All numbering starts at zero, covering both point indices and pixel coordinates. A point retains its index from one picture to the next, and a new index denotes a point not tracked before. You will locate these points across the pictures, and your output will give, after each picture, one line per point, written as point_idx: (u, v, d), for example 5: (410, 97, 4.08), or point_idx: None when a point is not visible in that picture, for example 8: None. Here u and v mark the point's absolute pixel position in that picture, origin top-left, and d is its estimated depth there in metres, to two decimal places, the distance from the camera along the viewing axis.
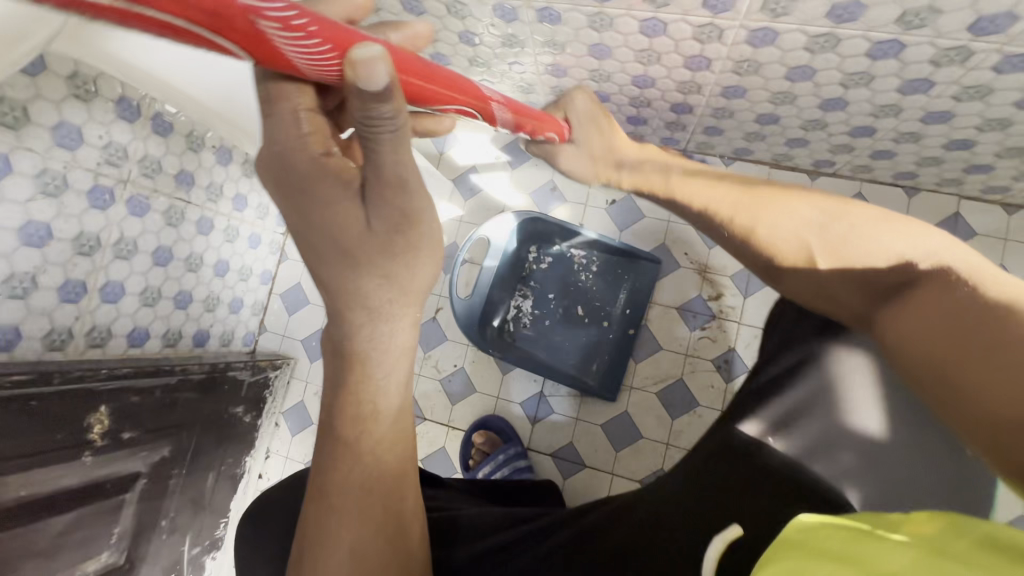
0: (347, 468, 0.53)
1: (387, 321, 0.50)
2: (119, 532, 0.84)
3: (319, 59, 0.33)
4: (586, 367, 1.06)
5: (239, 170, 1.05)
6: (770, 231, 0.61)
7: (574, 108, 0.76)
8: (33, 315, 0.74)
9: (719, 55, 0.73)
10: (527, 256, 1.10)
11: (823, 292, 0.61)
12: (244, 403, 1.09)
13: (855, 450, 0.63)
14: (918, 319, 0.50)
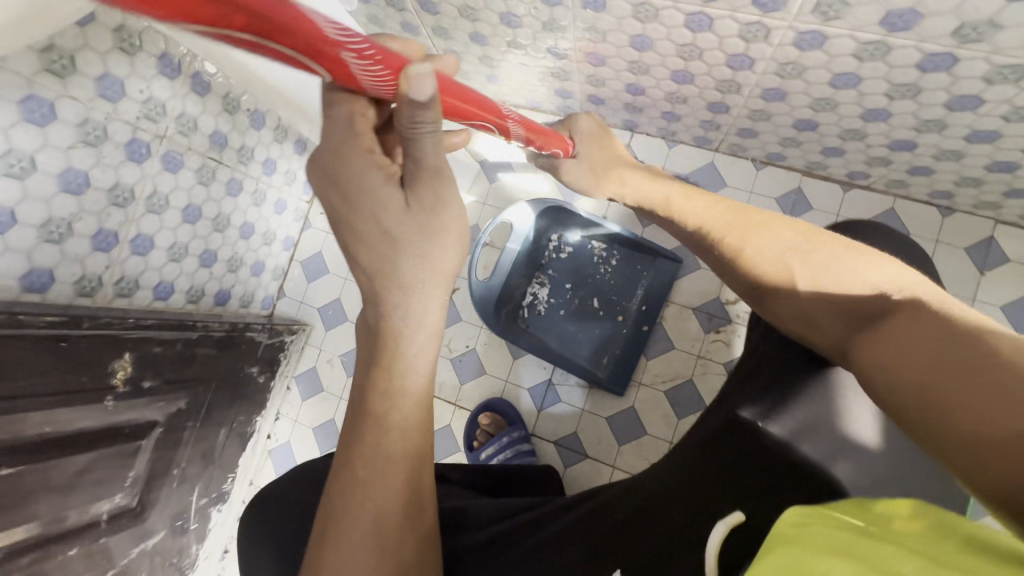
0: (372, 446, 0.52)
1: (421, 297, 0.51)
2: (133, 477, 0.87)
3: (378, 80, 0.40)
4: (597, 358, 1.07)
5: (270, 135, 1.06)
6: (758, 254, 0.59)
7: (580, 131, 0.83)
8: (67, 261, 0.75)
9: (763, 55, 0.71)
10: (547, 244, 1.10)
11: (806, 323, 0.56)
12: (259, 363, 1.12)
13: (853, 450, 0.63)
14: (895, 350, 0.43)
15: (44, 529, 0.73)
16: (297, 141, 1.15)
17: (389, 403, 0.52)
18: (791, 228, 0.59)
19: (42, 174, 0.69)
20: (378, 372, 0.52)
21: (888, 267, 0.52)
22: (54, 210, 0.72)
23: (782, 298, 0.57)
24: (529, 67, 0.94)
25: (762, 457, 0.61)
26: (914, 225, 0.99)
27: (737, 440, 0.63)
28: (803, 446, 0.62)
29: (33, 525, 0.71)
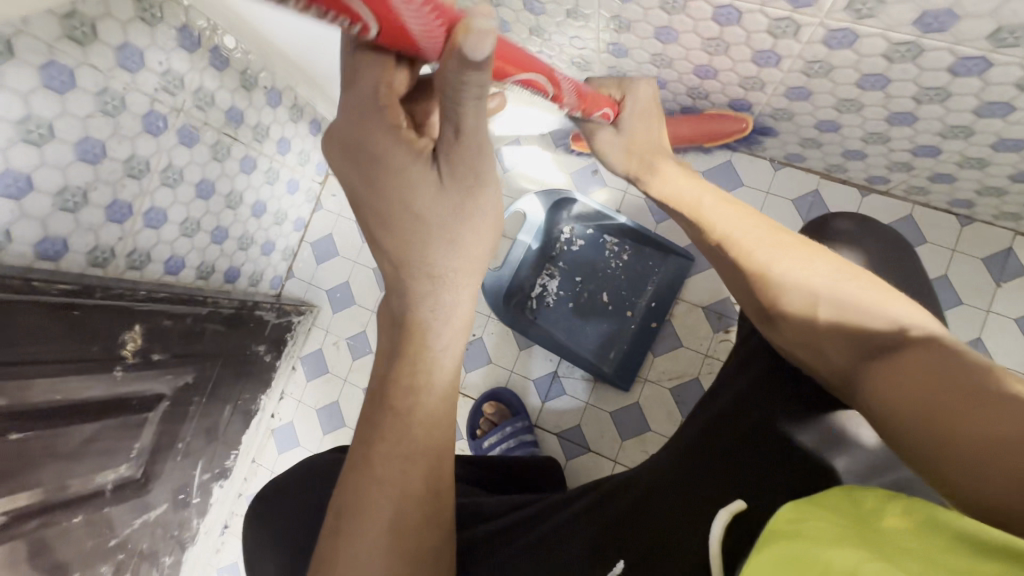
0: (395, 439, 0.51)
1: (451, 291, 0.52)
2: (138, 448, 0.87)
3: (429, 27, 0.35)
4: (603, 353, 1.06)
5: (286, 114, 1.05)
6: (784, 274, 0.53)
7: (637, 98, 0.68)
8: (81, 231, 0.75)
9: (791, 51, 0.70)
10: (560, 236, 1.09)
11: (812, 347, 0.53)
12: (266, 342, 1.12)
13: (851, 445, 0.58)
14: (904, 380, 0.43)
15: (49, 496, 0.74)
16: (313, 122, 1.14)
17: (411, 393, 0.52)
18: (815, 249, 0.54)
19: (59, 142, 0.69)
20: (403, 362, 0.52)
21: (904, 301, 0.49)
22: (69, 178, 0.71)
23: (795, 321, 0.53)
24: (549, 55, 0.93)
25: (764, 443, 0.59)
26: (932, 233, 0.97)
27: (739, 427, 0.61)
28: (800, 434, 0.59)
29: (38, 491, 0.72)
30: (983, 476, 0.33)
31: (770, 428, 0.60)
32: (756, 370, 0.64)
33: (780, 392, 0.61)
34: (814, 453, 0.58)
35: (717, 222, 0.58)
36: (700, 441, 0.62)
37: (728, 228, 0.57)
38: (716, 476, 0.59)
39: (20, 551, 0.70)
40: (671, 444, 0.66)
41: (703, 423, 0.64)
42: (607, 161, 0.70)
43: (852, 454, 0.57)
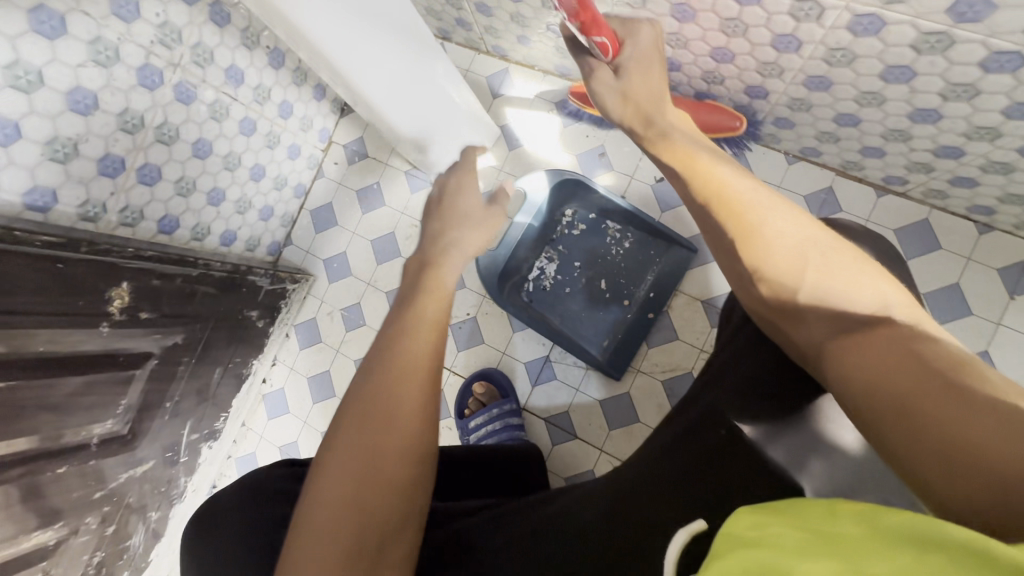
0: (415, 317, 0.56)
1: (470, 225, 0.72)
2: (125, 405, 0.88)
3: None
4: (598, 341, 1.05)
5: (289, 77, 1.03)
6: (775, 236, 0.46)
7: (638, 41, 0.56)
8: (71, 183, 0.74)
9: (813, 37, 0.66)
10: (561, 218, 1.07)
11: (789, 315, 0.48)
12: (259, 308, 1.12)
13: (829, 451, 0.55)
14: (885, 366, 0.39)
15: (44, 443, 0.75)
16: (317, 87, 1.12)
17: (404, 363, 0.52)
18: (805, 214, 0.48)
19: (49, 90, 0.68)
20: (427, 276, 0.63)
21: (881, 278, 0.45)
22: (60, 128, 0.70)
23: (775, 290, 0.48)
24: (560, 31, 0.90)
25: (743, 453, 0.55)
26: (947, 239, 0.93)
27: (712, 435, 0.57)
28: (770, 450, 0.55)
29: (34, 438, 0.74)
30: (957, 479, 0.31)
31: (741, 436, 0.56)
32: (728, 381, 0.60)
33: (758, 402, 0.57)
34: (787, 467, 0.54)
35: (711, 174, 0.50)
36: (674, 451, 0.58)
37: (726, 179, 0.49)
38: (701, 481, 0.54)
39: (13, 494, 0.72)
40: (642, 456, 0.62)
41: (673, 435, 0.60)
42: (601, 107, 0.58)
43: (817, 456, 0.55)
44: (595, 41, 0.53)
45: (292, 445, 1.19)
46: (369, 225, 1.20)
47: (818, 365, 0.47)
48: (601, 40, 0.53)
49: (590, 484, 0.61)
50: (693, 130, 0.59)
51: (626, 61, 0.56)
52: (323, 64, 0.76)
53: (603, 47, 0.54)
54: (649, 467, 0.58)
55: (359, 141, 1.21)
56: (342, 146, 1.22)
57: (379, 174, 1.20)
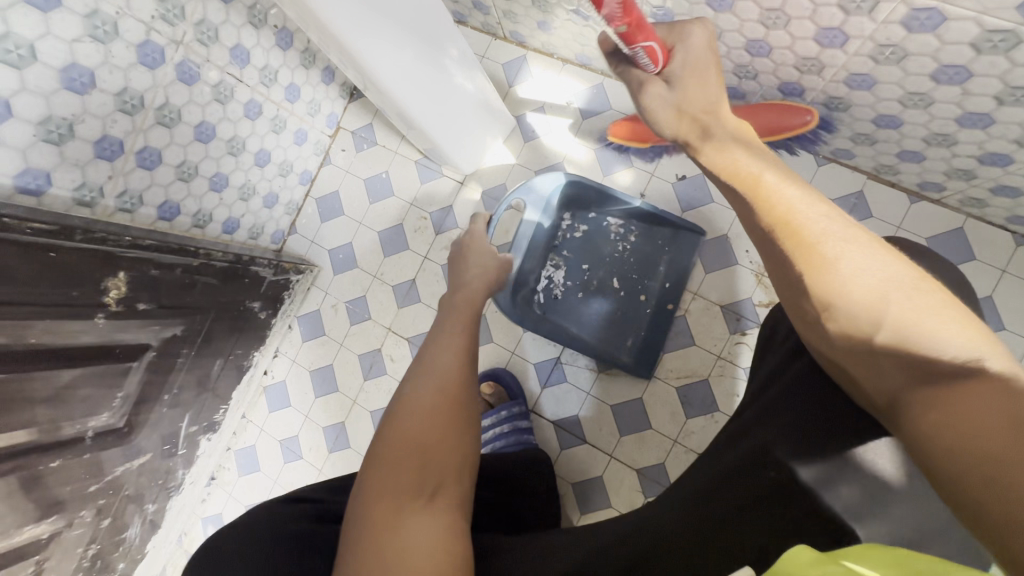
0: (442, 356, 0.61)
1: (473, 275, 0.79)
2: (122, 397, 0.85)
3: None
4: (618, 342, 1.01)
5: (297, 59, 0.99)
6: (851, 274, 0.43)
7: (690, 46, 0.52)
8: (66, 165, 0.70)
9: (861, 32, 0.62)
10: (561, 223, 1.05)
11: (862, 358, 0.45)
12: (261, 299, 1.08)
13: (870, 484, 0.52)
14: (961, 411, 0.38)
15: (40, 436, 0.73)
16: (325, 70, 1.08)
17: (435, 367, 0.60)
18: (887, 249, 0.44)
19: (42, 65, 0.63)
20: (445, 326, 0.68)
21: (975, 324, 0.41)
22: (54, 107, 0.66)
23: (846, 331, 0.45)
24: (585, 17, 0.85)
25: (796, 496, 0.52)
26: (983, 250, 0.89)
27: (761, 478, 0.53)
28: (825, 495, 0.51)
29: (31, 431, 0.71)
30: None
31: (796, 478, 0.52)
32: (781, 418, 0.56)
33: (816, 443, 0.53)
34: (843, 514, 0.50)
35: (778, 200, 0.46)
36: (717, 489, 0.54)
37: (793, 208, 0.45)
38: (750, 524, 0.51)
39: (7, 486, 0.70)
40: (678, 490, 0.58)
41: (714, 470, 0.56)
42: (651, 122, 0.53)
43: (856, 488, 0.51)
44: (641, 47, 0.48)
45: (293, 439, 1.16)
46: (377, 216, 1.16)
47: (895, 415, 0.45)
48: (648, 46, 0.48)
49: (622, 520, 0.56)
50: (749, 133, 0.54)
51: (676, 71, 0.52)
52: (334, 47, 0.71)
53: (649, 54, 0.49)
54: (685, 497, 0.56)
55: (368, 127, 1.17)
56: (350, 132, 1.18)
57: (388, 163, 1.16)
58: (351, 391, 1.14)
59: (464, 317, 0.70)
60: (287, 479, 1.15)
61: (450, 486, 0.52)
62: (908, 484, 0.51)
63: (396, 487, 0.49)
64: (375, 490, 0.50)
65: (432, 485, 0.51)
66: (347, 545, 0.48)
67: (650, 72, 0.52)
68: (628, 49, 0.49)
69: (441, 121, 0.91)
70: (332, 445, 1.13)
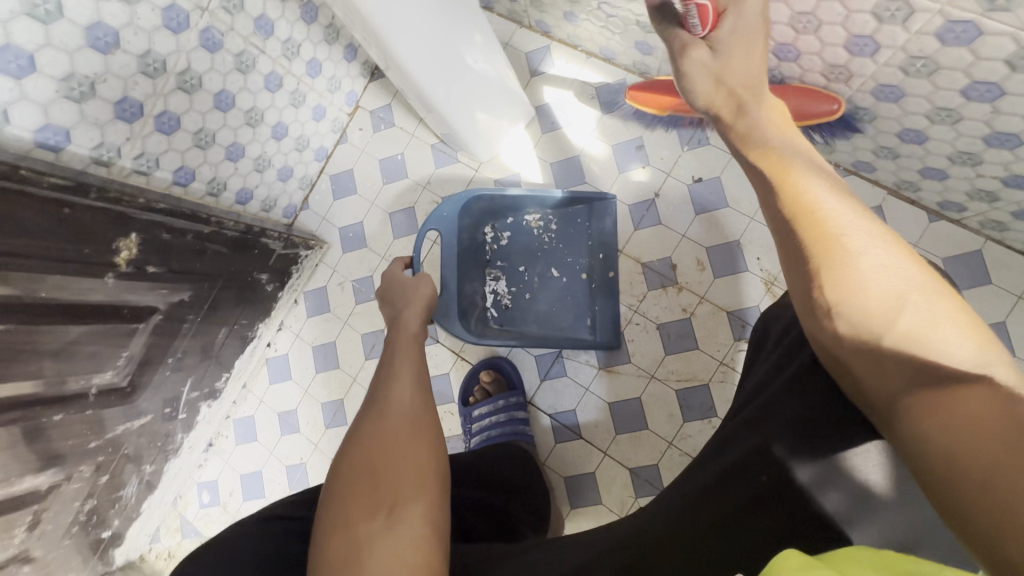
0: (396, 383, 0.64)
1: (405, 304, 0.83)
2: (127, 357, 0.86)
3: None
4: (579, 321, 1.03)
5: (320, 34, 0.99)
6: (871, 270, 0.43)
7: (742, 12, 0.50)
8: (85, 124, 0.71)
9: (893, 42, 0.60)
10: (484, 238, 1.07)
11: (868, 362, 0.45)
12: (269, 271, 1.09)
13: (864, 498, 0.50)
14: (964, 418, 0.37)
15: (45, 389, 0.74)
16: (348, 47, 1.07)
17: (390, 396, 0.62)
18: (908, 251, 0.45)
19: (68, 22, 0.64)
20: (399, 355, 0.71)
21: (981, 330, 0.42)
22: (77, 65, 0.66)
23: (855, 329, 0.44)
24: (614, 9, 0.83)
25: (792, 497, 0.51)
26: (1000, 274, 0.87)
27: (754, 481, 0.52)
28: (820, 497, 0.50)
29: (37, 383, 0.73)
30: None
31: (794, 479, 0.51)
32: (775, 415, 0.54)
33: (812, 443, 0.52)
34: (835, 518, 0.50)
35: (800, 192, 0.45)
36: (711, 497, 0.53)
37: (817, 199, 0.45)
38: (745, 530, 0.50)
39: (12, 435, 0.72)
40: (668, 498, 0.58)
41: (711, 474, 0.55)
42: (688, 89, 0.53)
43: (841, 491, 0.50)
44: (693, 4, 0.48)
45: (291, 412, 1.17)
46: (389, 197, 1.16)
47: (892, 418, 0.44)
48: (700, 5, 0.48)
49: (615, 527, 0.57)
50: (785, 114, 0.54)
51: (723, 36, 0.51)
52: (362, 25, 0.71)
53: (702, 14, 0.49)
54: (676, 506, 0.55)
55: (387, 108, 1.16)
56: (368, 111, 1.17)
57: (404, 145, 1.15)
58: (352, 368, 1.15)
59: (405, 346, 0.73)
60: (283, 451, 1.16)
61: (411, 497, 0.52)
62: (896, 492, 0.49)
63: (353, 515, 0.51)
64: (337, 519, 0.52)
65: (388, 501, 0.52)
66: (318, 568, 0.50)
67: (695, 36, 0.51)
68: (681, 4, 0.50)
69: (458, 105, 0.91)
70: (330, 421, 1.14)
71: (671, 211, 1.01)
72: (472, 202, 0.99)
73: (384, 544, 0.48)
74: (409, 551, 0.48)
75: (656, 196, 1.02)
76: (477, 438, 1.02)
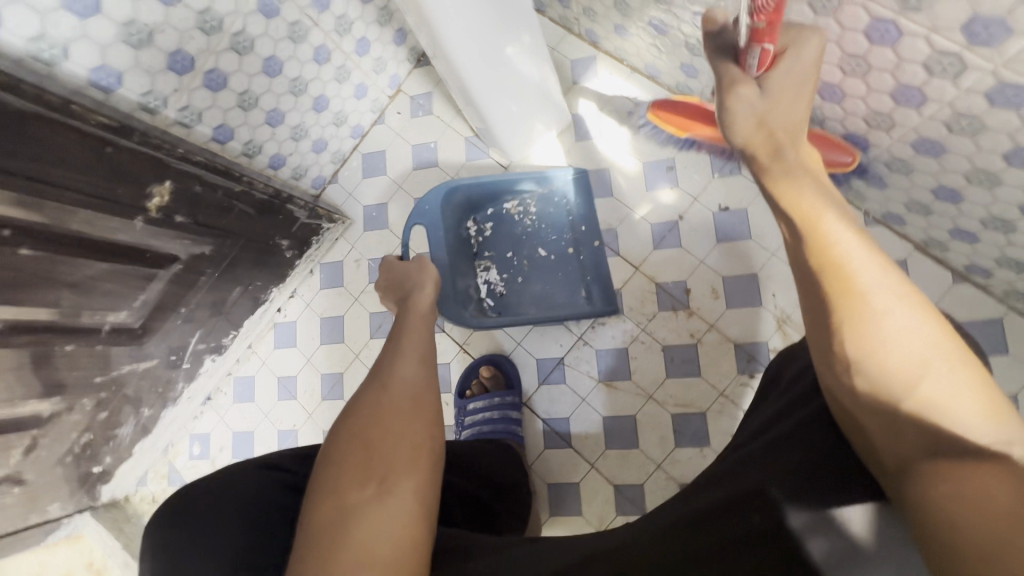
0: (402, 365, 0.65)
1: (416, 289, 0.84)
2: (142, 300, 0.89)
3: None
4: (573, 294, 1.06)
5: (373, 14, 1.00)
6: (896, 331, 0.42)
7: (797, 60, 0.54)
8: (137, 71, 0.73)
9: (941, 96, 0.60)
10: (468, 233, 1.11)
11: (883, 420, 0.44)
12: (291, 238, 1.12)
13: (851, 551, 0.47)
14: (973, 483, 0.38)
15: (59, 318, 0.78)
16: (399, 31, 1.09)
17: (395, 378, 0.63)
18: (935, 317, 0.44)
19: None
20: (406, 336, 0.72)
21: (997, 405, 0.41)
22: (140, 12, 0.68)
23: (877, 390, 0.43)
24: (666, 27, 0.83)
25: (780, 542, 0.48)
26: (1018, 346, 0.86)
27: (748, 516, 0.51)
28: (809, 543, 0.48)
29: (54, 311, 0.76)
30: None
31: (784, 522, 0.49)
32: (776, 463, 0.54)
33: (809, 489, 0.51)
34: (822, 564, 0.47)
35: (832, 243, 0.45)
36: (698, 523, 0.53)
37: (848, 252, 0.45)
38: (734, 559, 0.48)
39: (21, 359, 0.76)
40: (664, 518, 0.58)
41: (709, 503, 0.56)
42: (729, 124, 0.56)
43: (828, 538, 0.48)
44: (761, 46, 0.51)
45: (291, 379, 1.18)
46: (417, 182, 1.17)
47: (901, 480, 0.43)
48: (764, 48, 0.51)
49: (601, 539, 0.57)
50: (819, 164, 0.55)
51: (774, 78, 0.54)
52: (416, 13, 0.72)
53: (762, 57, 0.52)
54: (672, 526, 0.55)
55: (427, 96, 1.18)
56: (409, 96, 1.19)
57: (439, 134, 1.17)
58: (356, 345, 1.16)
59: (414, 329, 0.73)
60: (277, 415, 1.18)
61: (407, 477, 0.53)
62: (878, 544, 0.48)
63: (344, 482, 0.52)
64: (328, 485, 0.52)
65: (382, 474, 0.53)
66: (304, 537, 0.50)
67: (749, 76, 0.54)
68: (746, 42, 0.52)
69: (499, 102, 0.92)
70: (326, 392, 1.16)
71: (692, 236, 1.01)
72: (451, 193, 1.06)
73: (374, 514, 0.50)
74: (402, 532, 0.49)
75: (680, 218, 1.02)
76: (467, 431, 1.02)
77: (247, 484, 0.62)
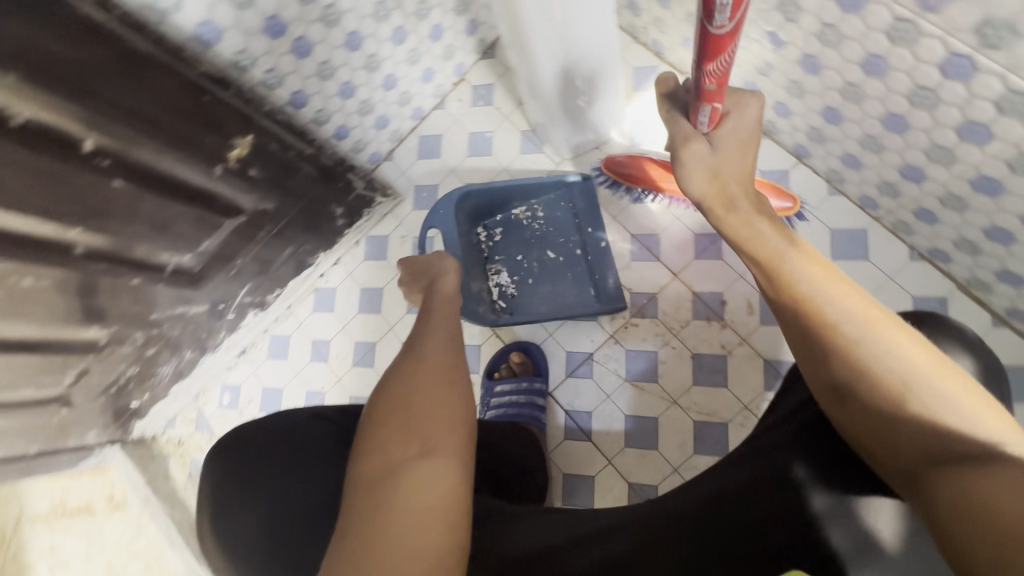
0: (431, 337, 0.68)
1: (441, 272, 0.86)
2: (206, 246, 0.98)
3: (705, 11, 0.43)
4: (583, 292, 1.08)
5: (451, 3, 1.04)
6: (875, 355, 0.46)
7: (741, 116, 0.58)
8: (236, 29, 0.76)
9: (1007, 135, 0.62)
10: (478, 238, 1.12)
11: (881, 436, 0.47)
12: (344, 206, 1.17)
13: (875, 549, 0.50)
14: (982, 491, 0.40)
15: (124, 251, 0.87)
16: (472, 21, 1.13)
17: (416, 350, 0.66)
18: (907, 331, 0.47)
19: None
20: (426, 316, 0.75)
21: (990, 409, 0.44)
22: None
23: (875, 410, 0.46)
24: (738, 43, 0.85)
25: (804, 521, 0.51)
26: None
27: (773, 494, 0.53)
28: (832, 531, 0.51)
29: (120, 241, 0.84)
30: None
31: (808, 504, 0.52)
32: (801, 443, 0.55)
33: (835, 475, 0.53)
34: (841, 553, 0.50)
35: (802, 282, 0.49)
36: (725, 505, 0.54)
37: (814, 287, 0.48)
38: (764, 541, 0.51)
39: (71, 281, 0.83)
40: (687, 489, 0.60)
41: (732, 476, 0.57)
42: (684, 179, 0.58)
43: (847, 528, 0.51)
44: (710, 105, 0.54)
45: (325, 342, 1.22)
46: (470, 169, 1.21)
47: (912, 491, 0.46)
48: (713, 107, 0.55)
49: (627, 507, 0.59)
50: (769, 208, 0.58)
51: (722, 135, 0.58)
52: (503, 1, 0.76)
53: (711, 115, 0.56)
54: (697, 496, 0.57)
55: (488, 87, 1.22)
56: (471, 86, 1.23)
57: (496, 125, 1.21)
58: (392, 318, 1.20)
59: (438, 308, 0.77)
60: (307, 376, 1.22)
61: (444, 435, 0.56)
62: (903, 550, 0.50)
63: (387, 441, 0.55)
64: (370, 442, 0.56)
65: (421, 435, 0.56)
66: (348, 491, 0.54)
67: (699, 131, 0.58)
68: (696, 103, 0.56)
69: (562, 97, 0.95)
70: (358, 359, 1.20)
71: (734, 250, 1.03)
72: (463, 200, 1.05)
73: (416, 470, 0.53)
74: (436, 483, 0.52)
75: None
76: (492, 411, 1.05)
77: (310, 432, 0.67)
